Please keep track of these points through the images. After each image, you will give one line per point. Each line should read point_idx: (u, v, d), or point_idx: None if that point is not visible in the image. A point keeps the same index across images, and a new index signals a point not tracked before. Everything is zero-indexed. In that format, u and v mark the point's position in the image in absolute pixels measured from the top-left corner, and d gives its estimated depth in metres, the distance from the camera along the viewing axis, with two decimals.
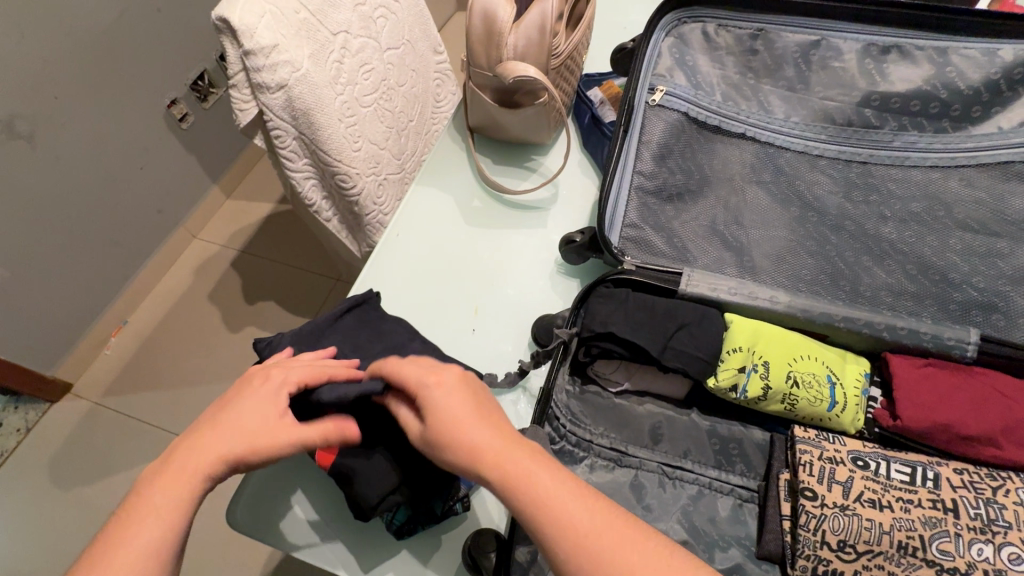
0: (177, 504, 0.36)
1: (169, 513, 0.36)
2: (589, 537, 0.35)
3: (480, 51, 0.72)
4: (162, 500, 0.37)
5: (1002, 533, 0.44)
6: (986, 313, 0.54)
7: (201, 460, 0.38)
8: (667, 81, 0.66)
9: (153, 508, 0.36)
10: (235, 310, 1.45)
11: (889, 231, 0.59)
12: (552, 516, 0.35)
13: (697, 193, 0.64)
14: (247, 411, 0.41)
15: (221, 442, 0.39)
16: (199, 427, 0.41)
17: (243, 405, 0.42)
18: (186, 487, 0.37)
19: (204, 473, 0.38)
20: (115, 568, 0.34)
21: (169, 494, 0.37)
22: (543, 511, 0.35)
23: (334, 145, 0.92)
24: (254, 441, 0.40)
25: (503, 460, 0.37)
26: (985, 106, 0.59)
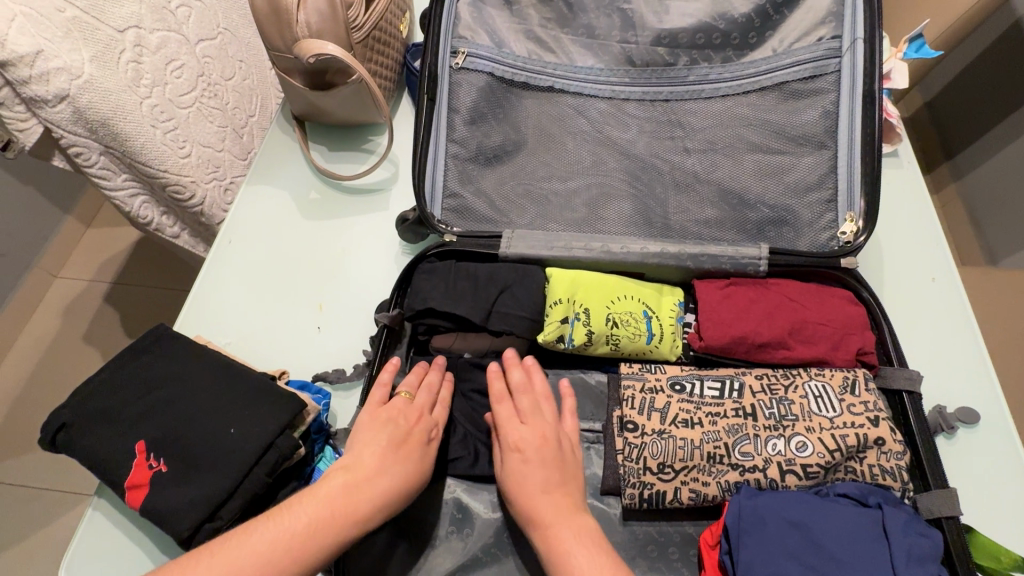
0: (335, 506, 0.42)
1: (266, 554, 0.39)
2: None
3: (273, 32, 0.66)
4: (255, 539, 0.40)
5: (791, 427, 0.48)
6: (777, 228, 0.58)
7: (364, 496, 0.43)
8: (469, 42, 0.65)
9: (256, 539, 0.40)
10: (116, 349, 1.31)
11: (692, 163, 0.62)
12: (552, 545, 0.43)
13: (514, 153, 0.63)
14: (386, 462, 0.45)
15: (351, 487, 0.43)
16: (351, 460, 0.45)
17: (379, 450, 0.46)
18: (289, 538, 0.40)
19: (305, 523, 0.41)
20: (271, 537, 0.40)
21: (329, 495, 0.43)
22: (556, 547, 0.43)
23: (153, 154, 0.83)
24: (385, 487, 0.44)
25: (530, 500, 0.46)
26: (759, 31, 0.62)
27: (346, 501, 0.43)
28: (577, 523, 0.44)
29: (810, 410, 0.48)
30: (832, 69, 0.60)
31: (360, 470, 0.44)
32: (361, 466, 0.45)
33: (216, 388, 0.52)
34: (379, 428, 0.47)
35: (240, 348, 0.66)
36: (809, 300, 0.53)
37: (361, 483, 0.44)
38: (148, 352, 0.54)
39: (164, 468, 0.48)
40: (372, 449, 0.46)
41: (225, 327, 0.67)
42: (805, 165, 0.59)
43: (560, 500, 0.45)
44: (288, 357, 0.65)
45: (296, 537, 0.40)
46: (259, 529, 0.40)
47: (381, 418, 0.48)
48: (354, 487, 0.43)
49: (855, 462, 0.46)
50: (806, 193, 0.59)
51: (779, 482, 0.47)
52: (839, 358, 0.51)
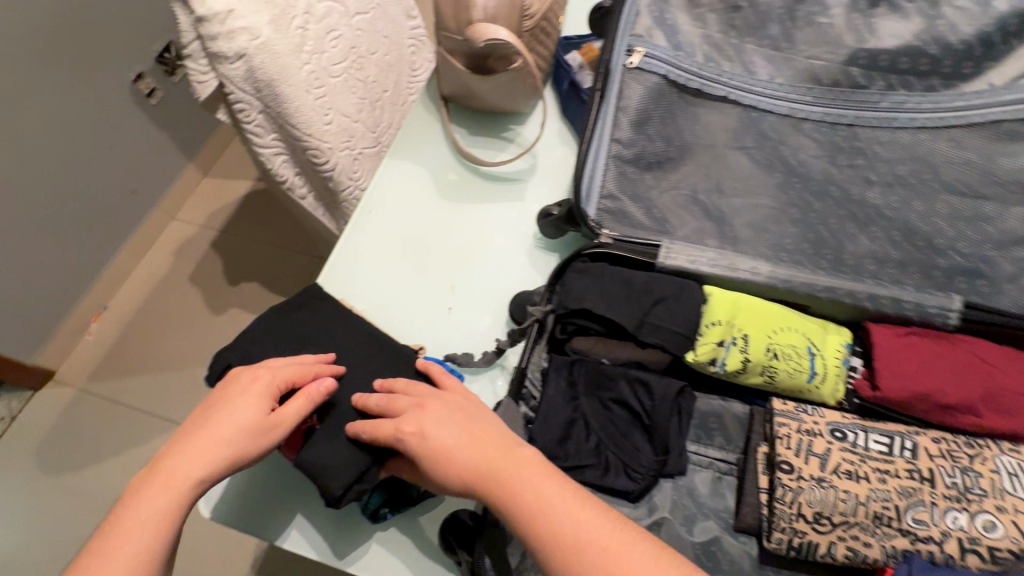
0: (171, 496, 0.40)
1: (162, 504, 0.39)
2: (582, 528, 0.38)
3: (449, 13, 0.68)
4: (127, 529, 0.38)
5: (976, 502, 0.43)
6: (970, 280, 0.53)
7: (184, 486, 0.40)
8: (646, 42, 0.62)
9: (152, 496, 0.40)
10: (218, 293, 1.38)
11: (875, 197, 0.57)
12: (520, 491, 0.40)
13: (677, 161, 0.61)
14: (195, 459, 0.41)
15: (217, 435, 0.43)
16: (169, 456, 0.42)
17: (255, 407, 0.45)
18: (184, 482, 0.41)
19: (197, 469, 0.41)
20: (128, 530, 0.38)
21: (163, 486, 0.40)
22: (509, 484, 0.40)
23: (302, 117, 0.87)
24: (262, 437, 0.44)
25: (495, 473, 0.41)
26: (976, 62, 0.56)
27: (176, 492, 0.40)
28: (524, 463, 0.41)
29: (1002, 488, 0.44)
30: None
31: (208, 435, 0.43)
32: (213, 431, 0.43)
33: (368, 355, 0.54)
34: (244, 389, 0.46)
35: (372, 316, 0.67)
36: (1006, 365, 0.48)
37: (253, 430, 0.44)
38: (304, 308, 0.56)
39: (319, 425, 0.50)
40: (234, 406, 0.44)
41: (360, 293, 0.69)
42: (1011, 216, 0.53)
43: (498, 441, 0.43)
44: (418, 332, 0.66)
45: (151, 522, 0.39)
46: (145, 493, 0.40)
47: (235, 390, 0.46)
48: (171, 481, 0.40)
49: None
50: (1008, 246, 0.53)
51: (957, 559, 0.43)
52: None
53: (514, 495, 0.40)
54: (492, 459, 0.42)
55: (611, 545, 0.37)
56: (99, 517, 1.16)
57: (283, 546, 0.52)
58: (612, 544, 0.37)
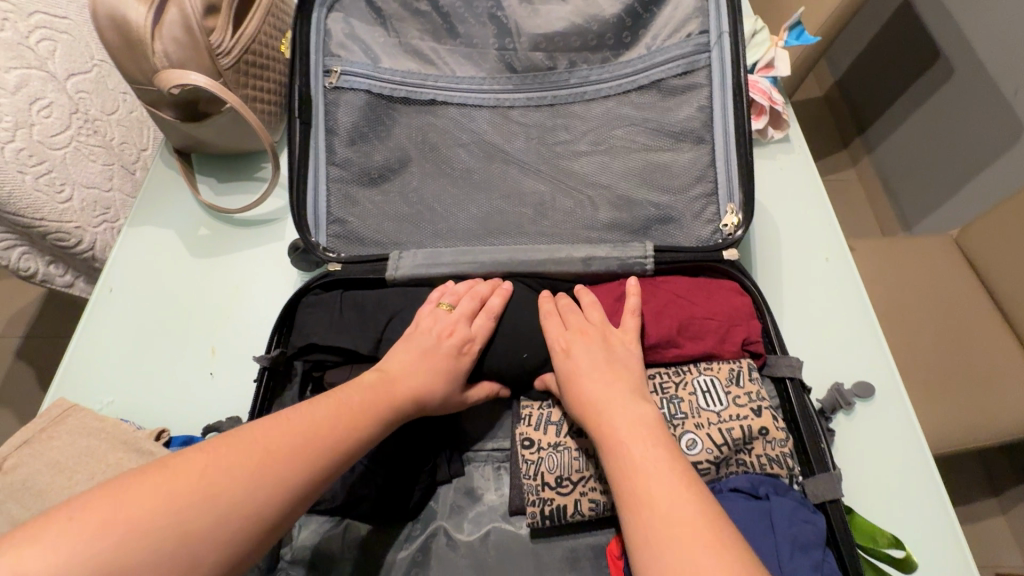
0: (371, 393, 0.43)
1: (241, 487, 0.34)
2: (652, 467, 0.38)
3: (130, 65, 0.62)
4: (302, 412, 0.39)
5: (681, 425, 0.48)
6: (664, 225, 0.59)
7: (370, 386, 0.44)
8: (343, 61, 0.63)
9: (292, 418, 0.39)
10: (30, 409, 1.20)
11: (581, 166, 0.62)
12: (612, 442, 0.40)
13: (401, 170, 0.62)
14: (406, 364, 0.47)
15: (364, 401, 0.42)
16: (380, 366, 0.46)
17: (404, 356, 0.47)
18: (376, 387, 0.44)
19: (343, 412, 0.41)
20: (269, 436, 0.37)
21: (359, 386, 0.44)
22: (601, 417, 0.42)
23: (26, 202, 0.78)
24: (393, 400, 0.44)
25: (604, 417, 0.42)
26: (632, 30, 0.62)
27: (368, 397, 0.43)
28: (633, 414, 0.42)
29: (699, 406, 0.48)
30: (703, 64, 0.61)
31: (406, 346, 0.48)
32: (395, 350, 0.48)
33: (93, 464, 0.50)
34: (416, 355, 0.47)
35: (124, 405, 0.61)
36: (695, 295, 0.53)
37: (382, 394, 0.44)
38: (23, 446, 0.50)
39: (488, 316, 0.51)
40: (394, 361, 0.47)
41: (107, 385, 0.63)
42: (688, 160, 0.60)
43: (639, 421, 0.41)
44: (179, 410, 0.61)
45: (312, 425, 0.39)
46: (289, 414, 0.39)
47: (416, 334, 0.49)
48: (376, 384, 0.44)
49: (744, 454, 0.47)
50: (690, 188, 0.59)
51: None
52: (726, 351, 0.51)
53: (597, 425, 0.42)
54: (622, 414, 0.42)
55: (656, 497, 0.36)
56: None
57: None
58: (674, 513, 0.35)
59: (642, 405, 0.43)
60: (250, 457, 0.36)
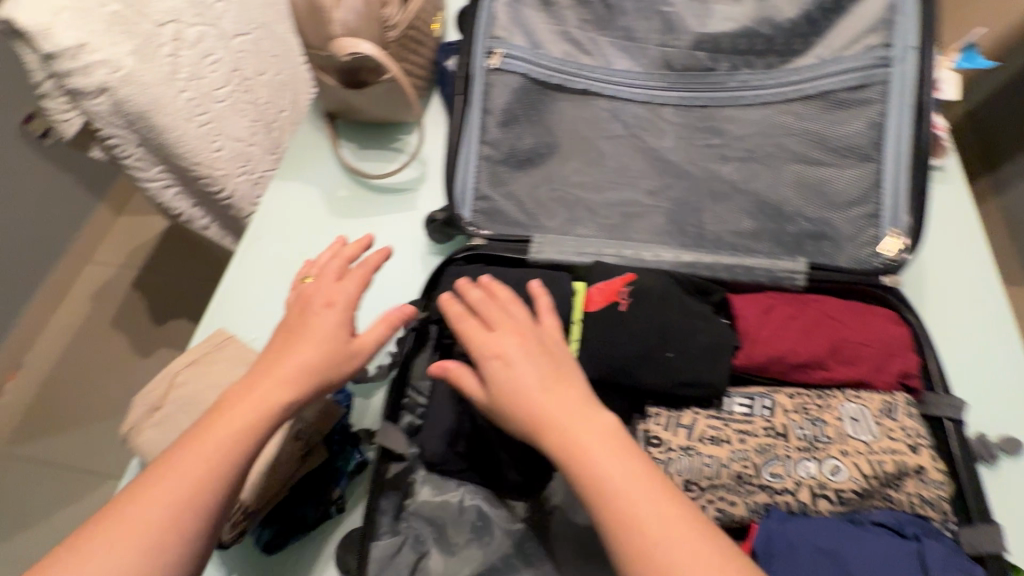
0: (252, 415, 0.42)
1: (176, 514, 0.38)
2: (623, 481, 0.38)
3: (307, 29, 0.66)
4: (182, 456, 0.40)
5: (825, 449, 0.46)
6: (816, 242, 0.57)
7: (252, 387, 0.43)
8: (504, 44, 0.64)
9: (200, 447, 0.40)
10: (145, 334, 1.32)
11: (730, 172, 0.61)
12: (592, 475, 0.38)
13: (547, 156, 0.63)
14: (266, 373, 0.43)
15: (255, 412, 0.42)
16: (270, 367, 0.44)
17: (370, 345, 0.46)
18: (257, 404, 0.42)
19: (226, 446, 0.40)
20: (167, 475, 0.39)
21: (244, 410, 0.42)
22: (580, 445, 0.39)
23: (188, 147, 0.86)
24: (261, 415, 0.42)
25: (579, 448, 0.39)
26: (805, 37, 0.60)
27: (260, 403, 0.42)
28: (595, 427, 0.40)
29: (845, 433, 0.47)
30: (880, 79, 0.57)
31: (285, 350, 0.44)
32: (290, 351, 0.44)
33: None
34: (521, 346, 0.44)
35: (266, 343, 0.66)
36: (849, 318, 0.51)
37: (259, 412, 0.42)
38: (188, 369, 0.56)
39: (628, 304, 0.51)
40: (284, 359, 0.44)
41: (251, 324, 0.68)
42: (849, 178, 0.57)
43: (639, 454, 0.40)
44: None
45: (216, 455, 0.40)
46: (180, 448, 0.40)
47: (299, 321, 0.46)
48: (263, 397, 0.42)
49: (893, 490, 0.45)
50: (848, 207, 0.57)
51: (811, 506, 0.45)
52: (880, 381, 0.49)
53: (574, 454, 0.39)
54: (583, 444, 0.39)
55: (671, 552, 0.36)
56: None
57: None
58: (653, 527, 0.36)
59: (606, 432, 0.40)
60: (185, 480, 0.39)
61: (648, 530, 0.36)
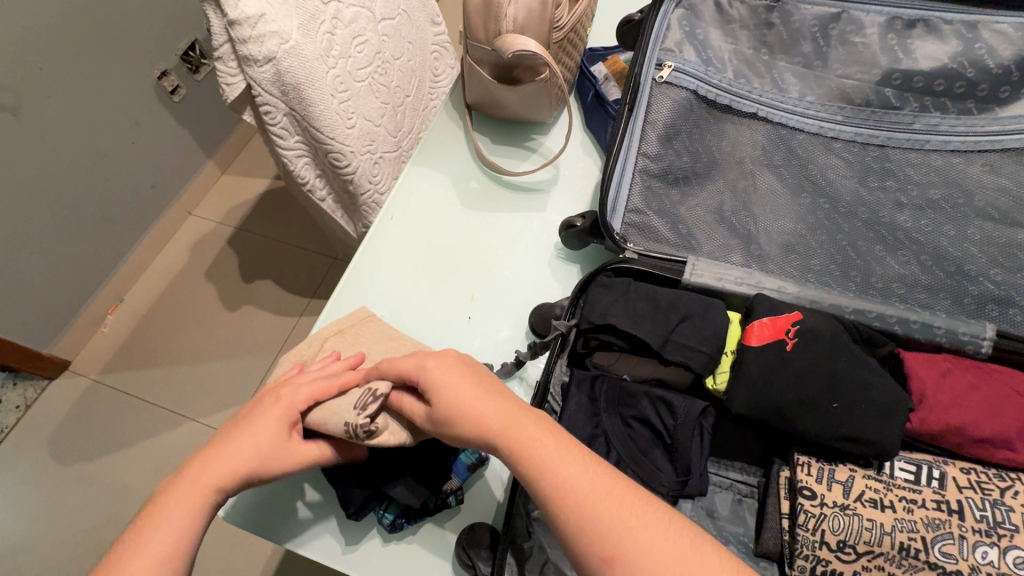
0: (223, 478, 0.39)
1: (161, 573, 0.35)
2: (592, 485, 0.36)
3: (478, 22, 0.68)
4: (175, 511, 0.37)
5: (1008, 537, 0.43)
6: (1002, 307, 0.52)
7: (232, 446, 0.40)
8: (677, 57, 0.62)
9: (173, 514, 0.37)
10: (232, 289, 1.37)
11: (905, 219, 0.57)
12: (546, 462, 0.37)
13: (706, 177, 0.61)
14: (223, 436, 0.41)
15: (216, 473, 0.39)
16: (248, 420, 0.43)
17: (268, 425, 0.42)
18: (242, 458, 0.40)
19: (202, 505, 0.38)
20: (167, 523, 0.37)
21: (217, 471, 0.39)
22: (523, 444, 0.38)
23: (328, 121, 0.88)
24: (219, 485, 0.39)
25: (538, 443, 0.38)
26: (1013, 85, 0.56)
27: (240, 459, 0.40)
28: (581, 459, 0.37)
29: None
30: None
31: (270, 416, 0.43)
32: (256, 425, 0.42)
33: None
34: (465, 382, 0.42)
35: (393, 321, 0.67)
36: None
37: (200, 488, 0.38)
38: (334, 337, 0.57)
39: (795, 346, 0.49)
40: (268, 417, 0.43)
41: (379, 300, 0.69)
42: None
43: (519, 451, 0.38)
44: (436, 343, 0.66)
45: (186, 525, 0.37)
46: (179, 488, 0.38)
47: (254, 412, 0.43)
48: (229, 439, 0.41)
49: None
50: None
51: None
52: None
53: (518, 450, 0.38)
54: (532, 437, 0.39)
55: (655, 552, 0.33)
56: (109, 509, 1.15)
57: (303, 551, 0.52)
58: (637, 522, 0.34)
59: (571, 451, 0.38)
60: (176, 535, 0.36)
61: (627, 535, 0.33)
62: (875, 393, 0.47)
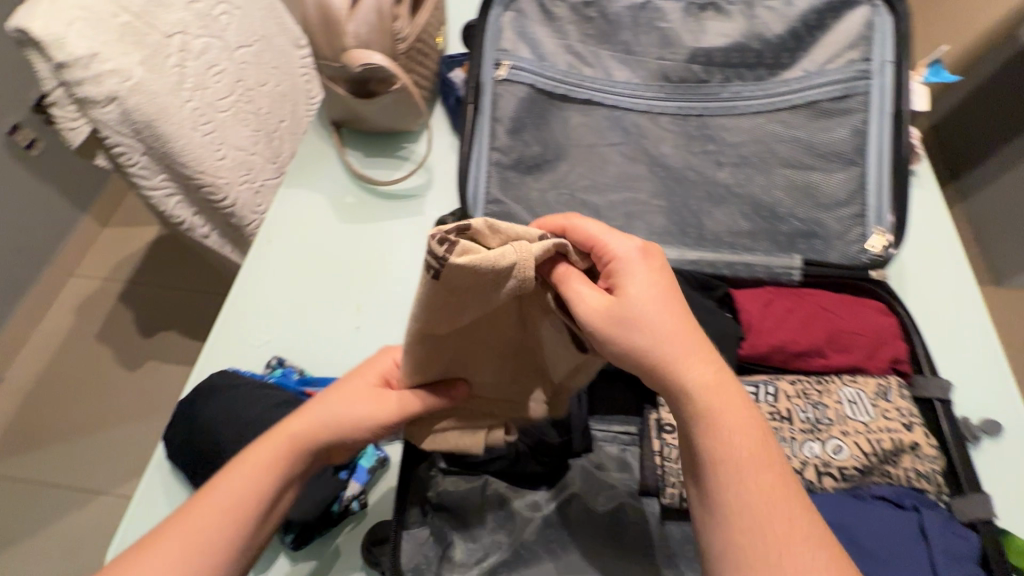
0: (274, 454, 0.43)
1: (225, 526, 0.40)
2: (748, 455, 0.37)
3: (321, 41, 0.69)
4: (241, 475, 0.42)
5: (827, 430, 0.50)
6: (808, 241, 0.61)
7: (305, 420, 0.44)
8: (511, 56, 0.67)
9: (244, 474, 0.42)
10: (131, 346, 1.29)
11: (725, 177, 0.65)
12: (715, 421, 0.38)
13: (555, 162, 0.66)
14: (327, 395, 0.46)
15: (284, 442, 0.44)
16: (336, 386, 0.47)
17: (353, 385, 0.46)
18: (304, 432, 0.44)
19: (269, 468, 0.43)
20: (233, 485, 0.42)
21: (280, 440, 0.44)
22: (700, 403, 0.38)
23: (192, 155, 0.86)
24: (288, 454, 0.43)
25: (712, 404, 0.38)
26: (792, 51, 0.65)
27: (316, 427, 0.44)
28: (746, 419, 0.38)
29: (844, 414, 0.50)
30: (861, 91, 0.62)
31: (337, 390, 0.46)
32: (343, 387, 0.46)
33: (272, 398, 0.55)
34: (662, 304, 0.40)
35: (277, 345, 0.67)
36: (843, 310, 0.55)
37: (287, 442, 0.44)
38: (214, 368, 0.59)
39: None
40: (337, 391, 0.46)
41: (263, 326, 0.69)
42: (836, 181, 0.62)
43: (706, 396, 0.38)
44: (326, 358, 0.66)
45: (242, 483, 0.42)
46: (256, 453, 0.43)
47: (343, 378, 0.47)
48: (312, 406, 0.45)
49: (891, 465, 0.48)
50: (836, 208, 0.61)
51: (816, 484, 0.48)
52: (874, 366, 0.53)
53: (669, 394, 0.39)
54: (705, 392, 0.38)
55: (775, 523, 0.35)
56: None
57: None
58: (770, 491, 0.36)
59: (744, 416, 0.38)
60: (246, 488, 0.42)
61: (769, 518, 0.35)
62: (709, 328, 0.54)
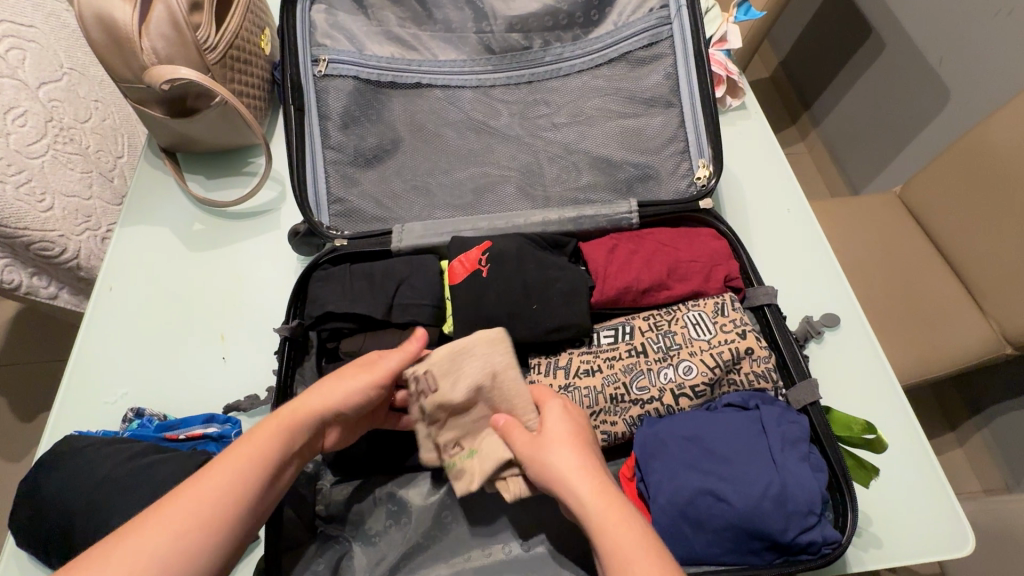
0: (262, 455, 0.39)
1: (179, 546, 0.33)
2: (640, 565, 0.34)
3: (118, 63, 0.64)
4: (216, 481, 0.36)
5: (677, 354, 0.53)
6: (643, 183, 0.64)
7: (293, 417, 0.42)
8: (329, 50, 0.65)
9: (210, 484, 0.36)
10: (8, 436, 1.14)
11: (561, 136, 0.67)
12: (610, 537, 0.36)
13: (394, 150, 0.65)
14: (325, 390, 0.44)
15: (267, 445, 0.39)
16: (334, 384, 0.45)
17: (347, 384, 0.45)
18: (284, 429, 0.41)
19: (242, 477, 0.37)
20: (200, 495, 0.35)
21: (261, 439, 0.39)
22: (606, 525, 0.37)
23: (8, 211, 0.76)
24: (267, 460, 0.39)
25: (608, 521, 0.37)
26: (599, 8, 0.68)
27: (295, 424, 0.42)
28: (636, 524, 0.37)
29: (690, 336, 0.54)
30: (666, 36, 0.66)
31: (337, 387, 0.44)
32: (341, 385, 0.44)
33: (126, 450, 0.51)
34: (579, 450, 0.41)
35: (137, 396, 0.63)
36: (678, 242, 0.59)
37: (283, 431, 0.41)
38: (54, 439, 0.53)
39: (489, 270, 0.55)
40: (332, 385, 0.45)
41: (118, 379, 0.64)
42: (658, 123, 0.66)
43: (604, 505, 0.38)
44: (194, 397, 0.63)
45: (217, 495, 0.36)
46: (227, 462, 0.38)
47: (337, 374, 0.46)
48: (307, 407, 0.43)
49: (734, 374, 0.52)
50: (663, 148, 0.65)
51: (675, 406, 0.52)
52: (711, 288, 0.57)
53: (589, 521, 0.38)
54: (605, 500, 0.38)
55: None
56: None
57: None
58: None
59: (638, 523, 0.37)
60: (210, 502, 0.35)
61: None
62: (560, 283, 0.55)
